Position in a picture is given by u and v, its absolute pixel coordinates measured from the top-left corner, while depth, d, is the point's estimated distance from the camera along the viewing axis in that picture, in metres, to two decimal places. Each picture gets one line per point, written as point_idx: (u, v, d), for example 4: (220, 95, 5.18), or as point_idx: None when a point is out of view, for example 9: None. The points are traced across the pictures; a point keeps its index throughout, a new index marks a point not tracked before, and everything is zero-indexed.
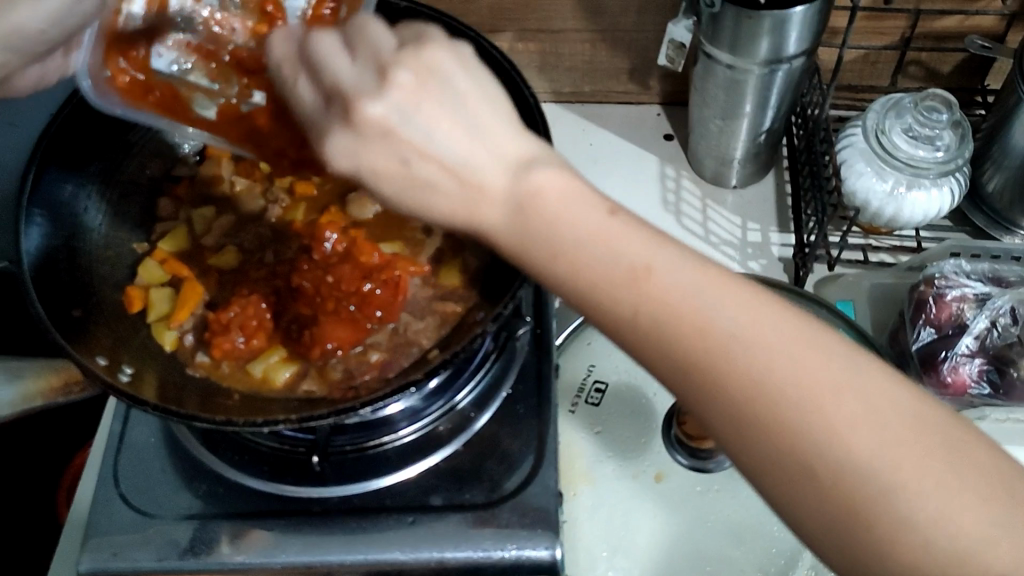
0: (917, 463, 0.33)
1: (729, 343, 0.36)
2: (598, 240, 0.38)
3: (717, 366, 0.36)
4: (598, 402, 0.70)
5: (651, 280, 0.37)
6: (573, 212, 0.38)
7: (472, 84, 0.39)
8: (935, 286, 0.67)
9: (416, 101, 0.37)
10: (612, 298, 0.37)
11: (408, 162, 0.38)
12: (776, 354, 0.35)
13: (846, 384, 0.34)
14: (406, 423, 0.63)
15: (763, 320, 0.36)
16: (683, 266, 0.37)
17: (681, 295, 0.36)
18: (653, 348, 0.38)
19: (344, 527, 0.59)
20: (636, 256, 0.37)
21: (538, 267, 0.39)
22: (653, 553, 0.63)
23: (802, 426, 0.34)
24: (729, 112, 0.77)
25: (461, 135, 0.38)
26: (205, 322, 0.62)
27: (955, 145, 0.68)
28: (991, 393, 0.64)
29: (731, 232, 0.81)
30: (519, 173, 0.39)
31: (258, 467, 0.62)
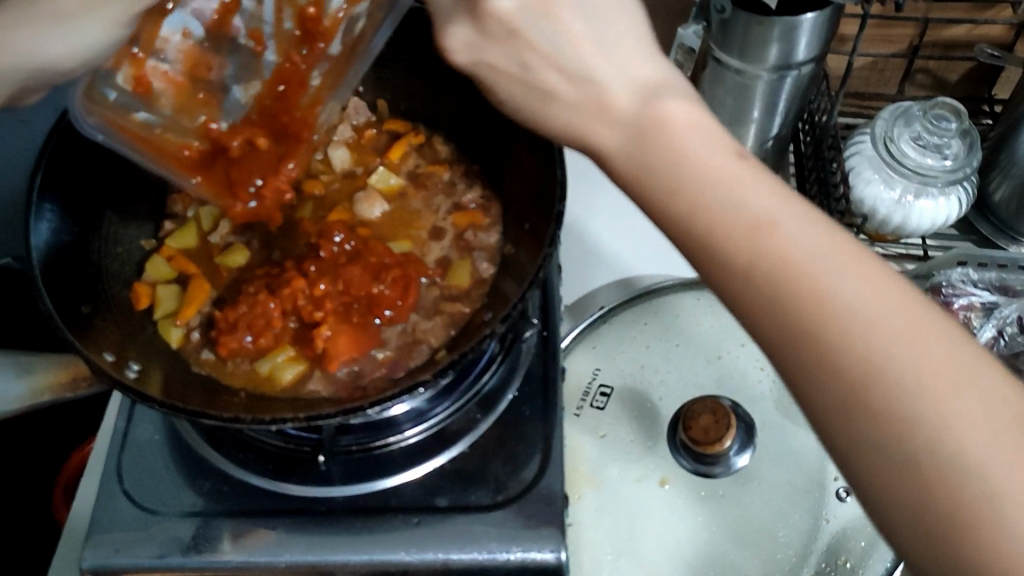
0: (984, 434, 0.33)
1: (841, 308, 0.36)
2: (727, 187, 0.39)
3: (831, 337, 0.36)
4: (603, 405, 0.70)
5: (774, 236, 0.38)
6: (691, 179, 0.40)
7: (609, 5, 0.44)
8: (942, 294, 0.67)
9: (546, 10, 0.43)
10: (729, 249, 0.39)
11: (525, 67, 0.45)
12: (893, 339, 0.35)
13: (964, 379, 0.34)
14: (411, 425, 0.63)
15: (880, 294, 0.36)
16: (807, 225, 0.38)
17: (802, 253, 0.37)
18: (766, 307, 0.38)
19: (348, 527, 0.59)
20: (764, 210, 0.39)
21: (655, 209, 0.42)
22: (657, 556, 0.63)
23: (893, 377, 0.35)
24: (737, 118, 0.77)
25: (594, 53, 0.43)
26: (211, 321, 0.62)
27: (963, 153, 0.69)
28: None
29: None
30: (647, 99, 0.42)
31: (262, 466, 0.62)
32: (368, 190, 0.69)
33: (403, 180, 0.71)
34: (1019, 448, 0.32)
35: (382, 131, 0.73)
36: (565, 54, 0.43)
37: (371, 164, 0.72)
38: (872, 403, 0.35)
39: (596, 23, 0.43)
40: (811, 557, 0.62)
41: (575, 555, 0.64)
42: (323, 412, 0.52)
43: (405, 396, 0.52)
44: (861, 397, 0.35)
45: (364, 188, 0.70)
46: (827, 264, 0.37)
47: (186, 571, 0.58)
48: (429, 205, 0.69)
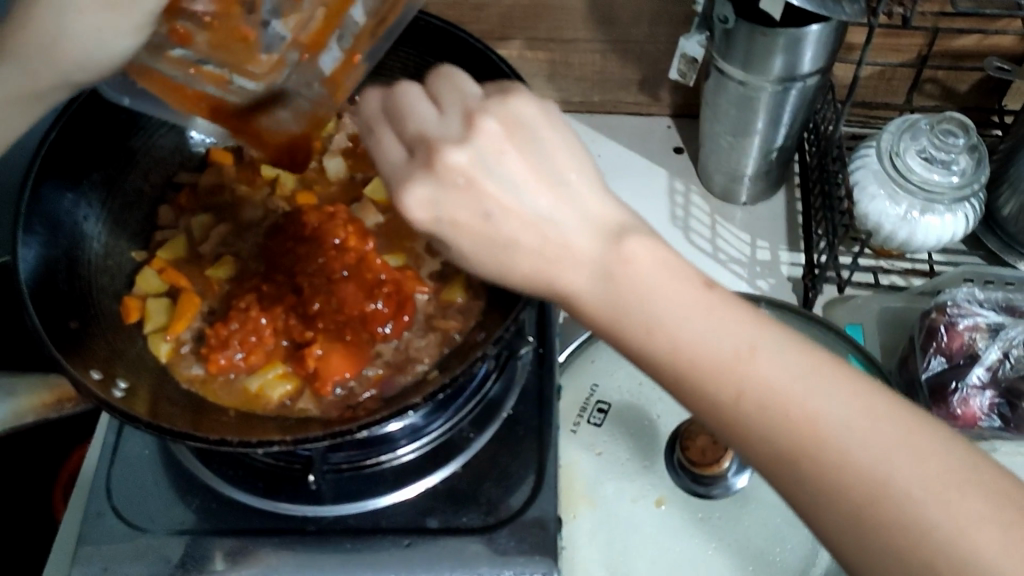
0: (1005, 536, 0.31)
1: (825, 416, 0.35)
2: (697, 314, 0.37)
3: (828, 462, 0.34)
4: (600, 422, 0.69)
5: (756, 364, 0.36)
6: (666, 314, 0.38)
7: (561, 143, 0.40)
8: (947, 313, 0.65)
9: (499, 154, 0.39)
10: (713, 381, 0.36)
11: (489, 218, 0.39)
12: (887, 451, 0.33)
13: (960, 478, 0.32)
14: (406, 443, 0.62)
15: (866, 411, 0.34)
16: (784, 350, 0.36)
17: (788, 378, 0.36)
18: (762, 434, 0.36)
19: (338, 548, 0.58)
20: (739, 340, 0.37)
21: (630, 339, 0.39)
22: None
23: (891, 488, 0.33)
24: (741, 129, 0.76)
25: (550, 195, 0.39)
26: (202, 336, 0.61)
27: (971, 169, 0.67)
28: (1001, 426, 0.62)
29: (740, 249, 0.80)
30: (611, 240, 0.39)
31: (251, 483, 0.61)
32: (363, 202, 0.67)
33: None
34: None
35: None
36: (521, 199, 0.39)
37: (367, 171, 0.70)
38: (875, 518, 0.33)
39: (551, 161, 0.40)
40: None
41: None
42: (309, 437, 0.51)
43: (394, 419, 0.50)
44: (863, 505, 0.33)
45: (359, 198, 0.68)
46: (812, 381, 0.35)
47: None
48: None
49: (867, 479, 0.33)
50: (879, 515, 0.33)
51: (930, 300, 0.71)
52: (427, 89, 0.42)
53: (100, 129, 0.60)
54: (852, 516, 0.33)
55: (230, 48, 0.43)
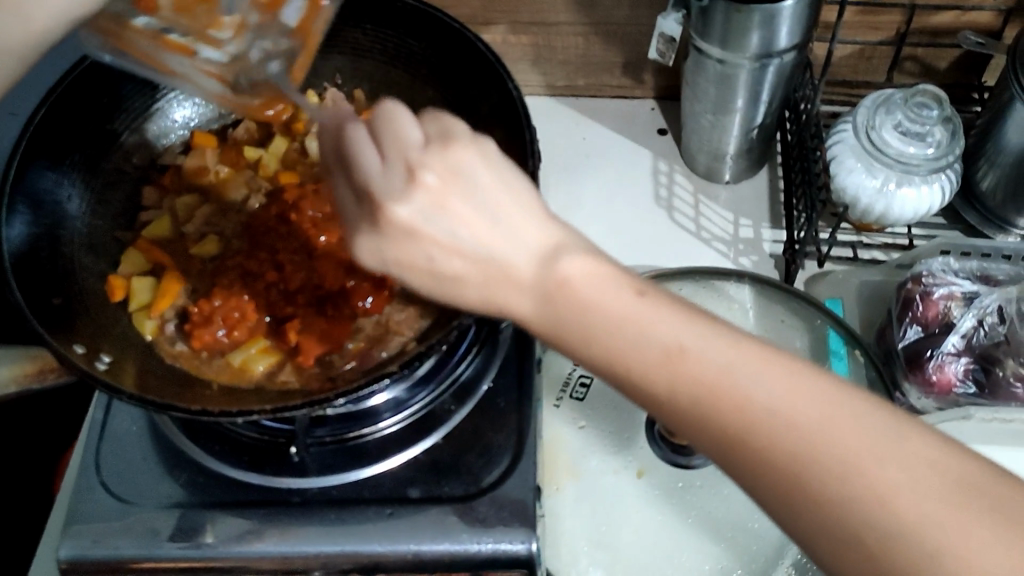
0: (922, 503, 0.32)
1: (761, 412, 0.35)
2: (628, 321, 0.38)
3: (761, 446, 0.35)
4: (583, 396, 0.70)
5: (685, 362, 0.37)
6: (600, 324, 0.38)
7: (495, 177, 0.40)
8: (923, 283, 0.66)
9: (438, 199, 0.39)
10: (647, 379, 0.37)
11: (433, 258, 0.40)
12: (819, 435, 0.34)
13: (886, 450, 0.33)
14: (389, 415, 0.63)
15: (791, 394, 0.35)
16: (712, 342, 0.37)
17: (715, 372, 0.36)
18: (699, 426, 0.37)
19: (321, 518, 0.59)
20: (669, 338, 0.37)
21: (568, 346, 0.40)
22: (634, 549, 0.63)
23: (823, 466, 0.33)
24: (720, 108, 0.77)
25: (483, 223, 0.39)
26: (186, 313, 0.62)
27: (946, 141, 0.68)
28: (976, 392, 0.63)
29: (722, 228, 0.81)
30: (546, 259, 0.39)
31: (236, 457, 0.62)
32: None
33: None
34: (959, 511, 0.31)
35: None
36: (462, 241, 0.39)
37: None
38: (809, 495, 0.33)
39: (488, 194, 0.39)
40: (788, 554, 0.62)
41: (556, 549, 0.63)
42: (288, 405, 0.52)
43: (372, 387, 0.52)
44: (794, 491, 0.34)
45: None
46: (738, 371, 0.36)
47: (164, 562, 0.58)
48: None
49: (817, 475, 0.33)
50: (831, 511, 0.33)
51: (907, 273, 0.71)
52: (373, 128, 0.40)
53: (83, 111, 0.61)
54: (788, 501, 0.34)
55: (194, 12, 0.52)
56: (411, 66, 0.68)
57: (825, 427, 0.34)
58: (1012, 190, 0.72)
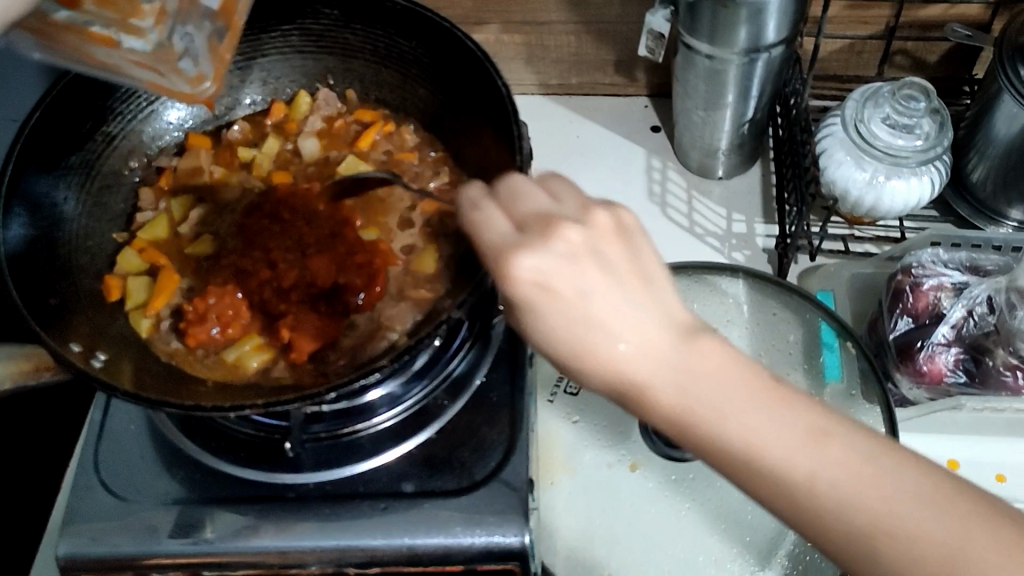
0: None
1: (904, 504, 0.36)
2: (770, 402, 0.39)
3: (903, 538, 0.35)
4: (576, 391, 0.71)
5: (829, 445, 0.38)
6: (741, 401, 0.39)
7: (655, 255, 0.44)
8: (913, 275, 0.66)
9: (608, 244, 0.42)
10: (787, 461, 0.38)
11: (583, 297, 0.41)
12: (963, 535, 0.34)
13: None
14: (384, 410, 0.64)
15: (934, 491, 0.36)
16: (859, 435, 0.38)
17: (858, 462, 0.37)
18: (835, 515, 0.37)
19: (317, 513, 0.59)
20: (813, 424, 0.39)
21: (699, 432, 0.40)
22: (627, 541, 0.63)
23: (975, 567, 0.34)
24: (711, 103, 0.77)
25: (639, 287, 0.42)
26: (181, 312, 0.63)
27: (935, 132, 0.68)
28: (967, 381, 0.63)
29: (716, 223, 0.82)
30: (686, 337, 0.41)
31: (233, 453, 0.63)
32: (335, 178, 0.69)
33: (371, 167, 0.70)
34: None
35: (351, 121, 0.72)
36: (622, 282, 0.41)
37: (340, 151, 0.72)
38: None
39: (643, 261, 0.43)
40: (782, 544, 0.62)
41: (552, 543, 0.64)
42: (281, 400, 0.52)
43: (363, 380, 0.52)
44: None
45: (332, 176, 0.69)
46: (885, 462, 0.37)
47: (161, 558, 0.59)
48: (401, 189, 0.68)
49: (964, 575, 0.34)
50: None
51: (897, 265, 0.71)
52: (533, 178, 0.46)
53: (77, 114, 0.62)
54: None
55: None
56: (401, 66, 0.69)
57: (936, 503, 0.35)
58: (1004, 180, 0.73)
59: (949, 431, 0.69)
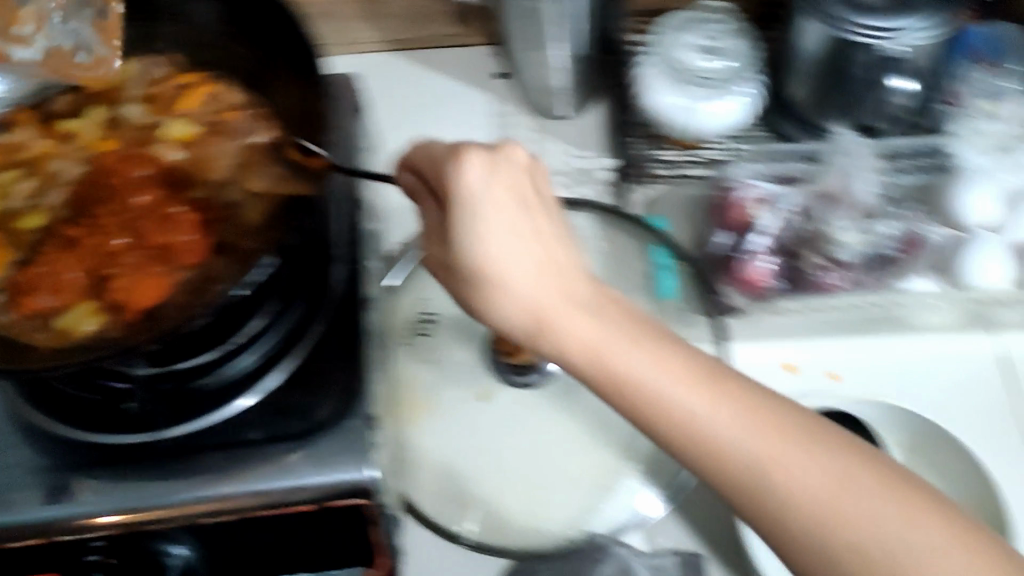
0: (939, 539, 0.44)
1: (797, 453, 0.47)
2: (665, 341, 0.50)
3: (778, 471, 0.47)
4: (431, 332, 0.74)
5: (732, 390, 0.49)
6: (645, 335, 0.50)
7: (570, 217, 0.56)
8: (730, 193, 0.73)
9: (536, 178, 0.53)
10: (686, 399, 0.48)
11: (522, 210, 0.51)
12: (833, 472, 0.46)
13: (912, 501, 0.45)
14: (227, 359, 0.64)
15: (815, 432, 0.47)
16: (752, 386, 0.50)
17: (758, 404, 0.49)
18: (723, 443, 0.48)
19: (165, 470, 0.60)
20: (710, 369, 0.50)
21: (608, 364, 0.49)
22: (492, 472, 0.69)
23: (854, 507, 0.45)
24: (539, 44, 0.79)
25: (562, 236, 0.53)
26: (14, 283, 0.62)
27: (739, 57, 0.76)
28: (788, 284, 0.72)
29: (562, 161, 0.84)
30: (598, 284, 0.52)
31: (79, 418, 0.63)
32: (163, 140, 0.68)
33: (199, 126, 0.69)
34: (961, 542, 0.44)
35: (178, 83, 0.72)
36: (549, 222, 0.52)
37: (168, 111, 0.71)
38: (851, 532, 0.44)
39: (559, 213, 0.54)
40: (629, 461, 0.69)
41: (415, 479, 0.68)
42: None
43: None
44: (822, 525, 0.45)
45: (158, 137, 0.69)
46: (775, 403, 0.49)
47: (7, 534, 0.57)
48: (226, 143, 0.68)
49: (847, 518, 0.45)
50: (862, 540, 0.44)
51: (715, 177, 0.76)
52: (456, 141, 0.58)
53: None
54: (822, 526, 0.45)
55: None
56: None
57: (774, 417, 0.48)
58: (822, 94, 0.75)
59: (780, 336, 0.72)
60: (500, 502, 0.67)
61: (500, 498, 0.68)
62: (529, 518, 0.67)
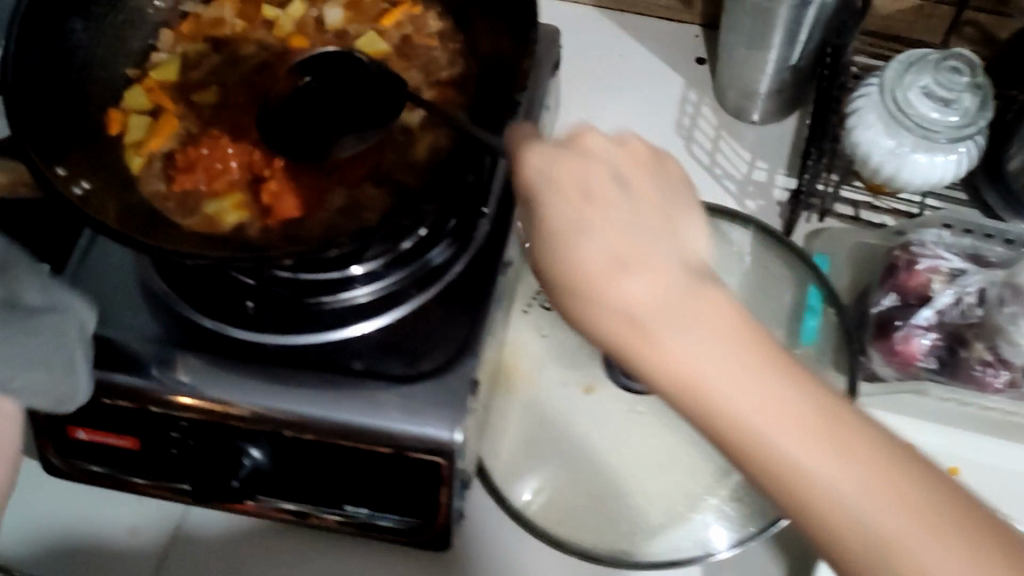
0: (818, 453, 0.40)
1: (814, 486, 0.40)
2: (754, 411, 0.41)
3: (816, 507, 0.40)
4: (552, 307, 0.72)
5: (731, 338, 0.42)
6: (736, 357, 0.41)
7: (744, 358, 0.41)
8: (910, 252, 0.65)
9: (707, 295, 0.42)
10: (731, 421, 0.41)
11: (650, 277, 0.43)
12: (738, 386, 0.41)
13: (775, 393, 0.41)
14: (364, 284, 0.63)
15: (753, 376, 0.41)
16: (715, 347, 0.41)
17: (772, 396, 0.41)
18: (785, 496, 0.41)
19: (331, 383, 0.59)
20: (826, 479, 0.40)
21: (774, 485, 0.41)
22: (573, 478, 0.66)
23: (815, 495, 0.40)
24: (756, 42, 0.76)
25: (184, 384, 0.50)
26: (172, 156, 0.64)
27: (975, 109, 0.66)
28: (937, 369, 0.62)
29: (736, 167, 0.81)
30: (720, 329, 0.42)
31: (276, 313, 0.63)
32: None
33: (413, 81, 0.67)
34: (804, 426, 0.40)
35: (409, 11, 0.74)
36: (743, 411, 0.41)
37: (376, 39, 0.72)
38: (811, 509, 0.40)
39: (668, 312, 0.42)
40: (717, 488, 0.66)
41: (492, 447, 0.67)
42: (236, 258, 0.52)
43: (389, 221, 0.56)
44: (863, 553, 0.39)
45: None
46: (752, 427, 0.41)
47: (154, 400, 0.59)
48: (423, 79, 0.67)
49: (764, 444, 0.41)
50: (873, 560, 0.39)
51: (899, 240, 0.69)
52: None
53: None
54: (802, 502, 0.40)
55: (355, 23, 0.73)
56: None
57: (777, 388, 0.41)
58: None
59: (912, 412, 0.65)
60: (575, 496, 0.65)
61: (573, 493, 0.65)
62: (589, 510, 0.65)
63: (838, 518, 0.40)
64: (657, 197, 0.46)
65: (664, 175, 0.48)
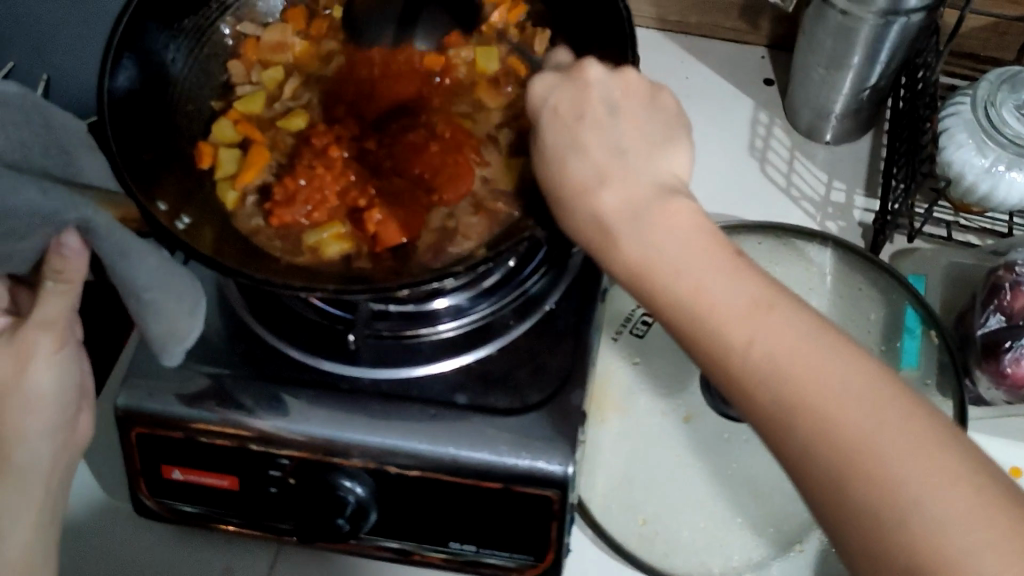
0: (872, 415, 0.38)
1: (872, 448, 0.37)
2: (817, 372, 0.40)
3: (872, 478, 0.37)
4: (643, 334, 0.72)
5: (771, 314, 0.42)
6: (798, 330, 0.41)
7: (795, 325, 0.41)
8: (1015, 272, 0.64)
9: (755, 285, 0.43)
10: (771, 392, 0.40)
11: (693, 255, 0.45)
12: (790, 348, 0.41)
13: (832, 367, 0.40)
14: (448, 319, 0.64)
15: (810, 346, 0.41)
16: (790, 322, 0.41)
17: (830, 365, 0.40)
18: (818, 467, 0.39)
19: (437, 418, 0.58)
20: (873, 435, 0.38)
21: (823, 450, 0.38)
22: (676, 507, 0.64)
23: (877, 462, 0.37)
24: (835, 62, 0.76)
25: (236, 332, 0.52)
26: (267, 189, 0.63)
27: None
28: None
29: (814, 188, 0.80)
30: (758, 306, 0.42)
31: (371, 346, 0.63)
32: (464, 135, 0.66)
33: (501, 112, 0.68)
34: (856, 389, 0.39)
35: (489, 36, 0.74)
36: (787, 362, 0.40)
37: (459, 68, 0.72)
38: (868, 479, 0.37)
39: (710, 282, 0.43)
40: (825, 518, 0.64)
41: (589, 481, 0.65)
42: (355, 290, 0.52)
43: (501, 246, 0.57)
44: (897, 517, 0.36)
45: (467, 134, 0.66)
46: (798, 383, 0.40)
47: (256, 439, 0.57)
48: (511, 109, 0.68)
49: (810, 409, 0.39)
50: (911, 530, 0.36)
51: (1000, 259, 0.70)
52: None
53: None
54: (846, 469, 0.38)
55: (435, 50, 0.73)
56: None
57: (827, 357, 0.40)
58: None
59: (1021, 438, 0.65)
60: (685, 528, 0.63)
61: (675, 519, 0.63)
62: (695, 542, 0.63)
63: (903, 498, 0.36)
64: (643, 138, 0.51)
65: (655, 110, 0.54)
